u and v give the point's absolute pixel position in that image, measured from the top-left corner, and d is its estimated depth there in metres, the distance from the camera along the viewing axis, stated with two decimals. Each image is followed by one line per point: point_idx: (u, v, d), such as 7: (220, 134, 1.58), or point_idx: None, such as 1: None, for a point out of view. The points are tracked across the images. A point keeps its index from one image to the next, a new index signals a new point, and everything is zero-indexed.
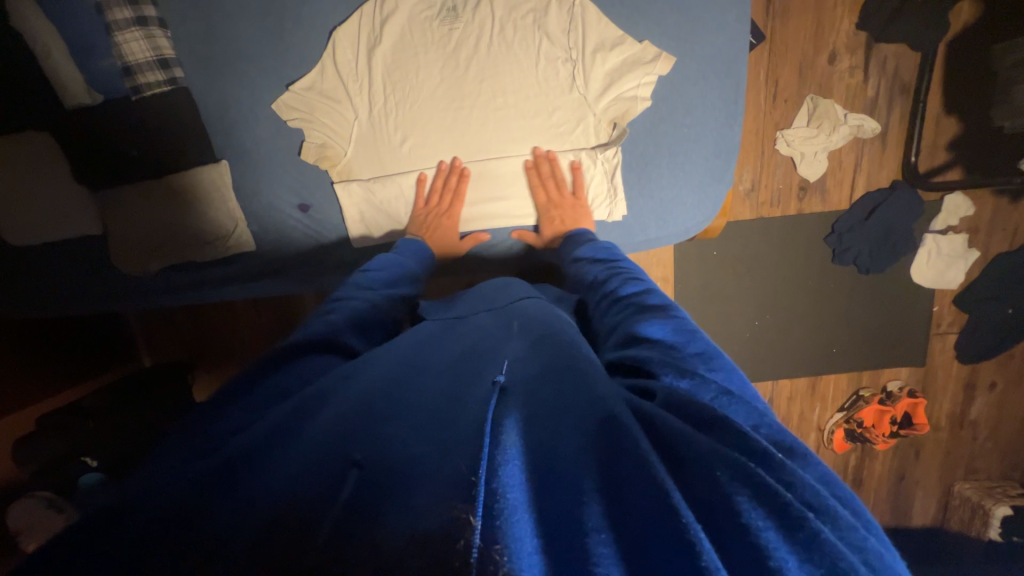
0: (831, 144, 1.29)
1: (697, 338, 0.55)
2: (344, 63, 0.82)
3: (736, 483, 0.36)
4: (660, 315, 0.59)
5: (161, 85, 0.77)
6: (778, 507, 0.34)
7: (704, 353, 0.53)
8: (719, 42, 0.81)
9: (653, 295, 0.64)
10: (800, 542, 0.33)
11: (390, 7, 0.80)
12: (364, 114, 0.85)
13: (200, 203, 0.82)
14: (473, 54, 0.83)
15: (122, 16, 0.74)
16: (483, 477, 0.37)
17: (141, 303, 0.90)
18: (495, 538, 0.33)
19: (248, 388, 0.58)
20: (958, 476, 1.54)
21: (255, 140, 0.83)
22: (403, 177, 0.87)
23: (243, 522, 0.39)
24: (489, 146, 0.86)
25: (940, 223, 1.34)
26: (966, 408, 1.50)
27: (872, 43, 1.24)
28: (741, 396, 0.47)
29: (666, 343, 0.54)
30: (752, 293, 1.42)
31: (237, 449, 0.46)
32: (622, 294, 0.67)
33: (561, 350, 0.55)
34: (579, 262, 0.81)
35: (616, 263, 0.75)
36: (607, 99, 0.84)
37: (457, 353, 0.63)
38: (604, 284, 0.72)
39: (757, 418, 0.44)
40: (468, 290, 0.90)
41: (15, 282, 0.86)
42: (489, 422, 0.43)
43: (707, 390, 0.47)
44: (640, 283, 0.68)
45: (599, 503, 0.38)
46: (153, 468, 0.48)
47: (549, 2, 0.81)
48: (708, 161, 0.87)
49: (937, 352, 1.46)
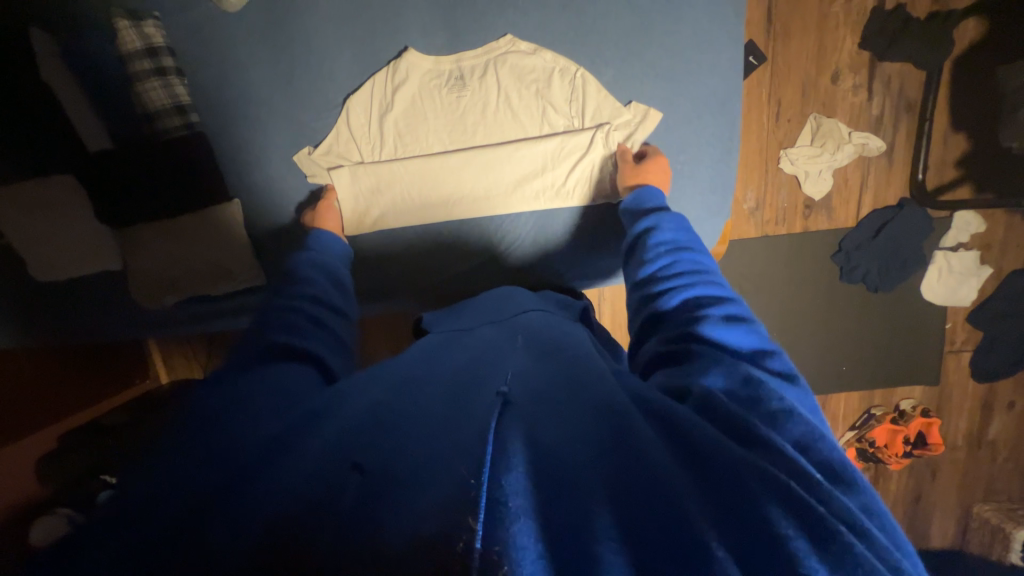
0: (835, 163, 1.29)
1: (773, 355, 0.55)
2: (357, 128, 0.85)
3: (766, 492, 0.39)
4: (735, 321, 0.58)
5: (180, 131, 0.81)
6: (812, 521, 0.37)
7: (778, 372, 0.53)
8: (714, 79, 0.83)
9: (726, 302, 0.61)
10: (834, 553, 0.36)
11: (402, 76, 0.82)
12: (367, 180, 0.87)
13: (212, 240, 0.85)
14: (480, 121, 0.84)
15: (144, 67, 0.78)
16: (484, 482, 0.38)
17: (160, 331, 0.94)
18: (496, 540, 0.35)
19: (247, 393, 0.59)
20: (978, 497, 1.50)
21: (267, 178, 0.87)
22: (409, 229, 0.90)
23: (240, 536, 0.39)
24: (491, 205, 0.88)
25: (950, 240, 1.32)
26: (985, 427, 1.46)
27: (875, 62, 1.24)
28: (802, 414, 0.47)
29: (747, 362, 0.53)
30: (758, 312, 1.41)
31: (249, 457, 0.48)
32: (692, 293, 0.63)
33: (569, 363, 0.57)
34: (643, 239, 0.74)
35: (686, 248, 0.69)
36: (589, 168, 0.86)
37: (459, 364, 0.62)
38: (663, 267, 0.69)
39: (816, 440, 0.45)
40: (468, 299, 0.89)
41: (46, 309, 0.90)
42: (494, 426, 0.44)
43: (765, 406, 0.47)
44: (715, 279, 0.65)
45: (605, 510, 0.39)
46: (158, 472, 0.49)
47: (552, 73, 0.82)
48: (703, 195, 0.88)
49: (952, 370, 1.43)
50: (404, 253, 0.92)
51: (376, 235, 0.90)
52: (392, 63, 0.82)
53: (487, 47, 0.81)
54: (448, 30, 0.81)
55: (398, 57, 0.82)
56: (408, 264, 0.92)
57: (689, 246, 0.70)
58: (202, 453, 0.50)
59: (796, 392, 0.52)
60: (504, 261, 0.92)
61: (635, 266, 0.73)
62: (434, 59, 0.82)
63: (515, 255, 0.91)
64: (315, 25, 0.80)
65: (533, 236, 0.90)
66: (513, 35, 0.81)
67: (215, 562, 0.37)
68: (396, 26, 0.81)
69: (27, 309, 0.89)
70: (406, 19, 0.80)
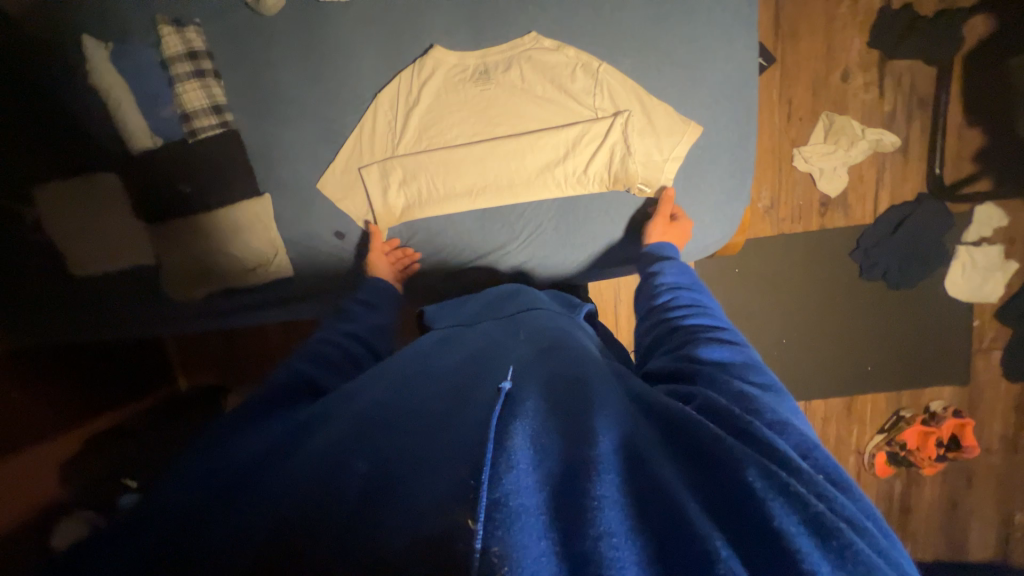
0: (850, 159, 1.29)
1: (764, 375, 0.56)
2: (384, 124, 0.88)
3: (768, 489, 0.39)
4: (728, 343, 0.61)
5: (214, 129, 0.86)
6: (813, 518, 0.37)
7: (768, 388, 0.55)
8: (730, 68, 0.85)
9: (723, 330, 0.64)
10: (834, 549, 0.35)
11: (428, 72, 0.86)
12: (396, 173, 0.89)
13: (242, 234, 0.88)
14: (503, 113, 0.87)
15: (184, 70, 0.83)
16: (484, 483, 0.37)
17: (187, 326, 0.96)
18: (494, 541, 0.34)
19: (259, 410, 0.59)
20: (1019, 505, 1.43)
21: (294, 175, 0.89)
22: (435, 218, 0.92)
23: (240, 540, 0.40)
24: (515, 192, 0.89)
25: (972, 235, 1.31)
26: (1021, 430, 1.41)
27: (885, 60, 1.25)
28: (794, 425, 0.48)
29: (741, 383, 0.54)
30: (777, 311, 1.39)
31: (249, 461, 0.49)
32: (690, 324, 0.67)
33: (570, 364, 0.56)
34: (651, 280, 0.79)
35: (686, 289, 0.74)
36: (609, 157, 0.87)
37: (462, 359, 0.62)
38: (667, 303, 0.73)
39: (807, 448, 0.46)
40: (473, 295, 0.89)
41: (85, 306, 0.92)
42: (493, 426, 0.43)
43: (761, 413, 0.49)
44: (714, 312, 0.69)
45: (614, 509, 0.38)
46: (177, 480, 0.50)
47: (574, 67, 0.85)
48: (724, 180, 0.89)
49: (982, 369, 1.39)
50: (428, 245, 0.93)
51: (403, 225, 0.92)
52: (418, 60, 0.85)
53: (511, 44, 0.84)
54: (470, 29, 0.84)
55: (424, 55, 0.85)
56: (431, 254, 0.94)
57: (691, 286, 0.74)
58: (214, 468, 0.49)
59: (790, 411, 0.52)
60: (522, 254, 0.93)
61: (643, 304, 0.78)
62: (459, 54, 0.85)
63: (530, 250, 0.92)
64: (344, 28, 0.84)
65: (553, 230, 0.91)
66: (537, 32, 0.84)
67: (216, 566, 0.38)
68: (420, 27, 0.84)
69: (66, 307, 0.92)
70: (431, 19, 0.84)
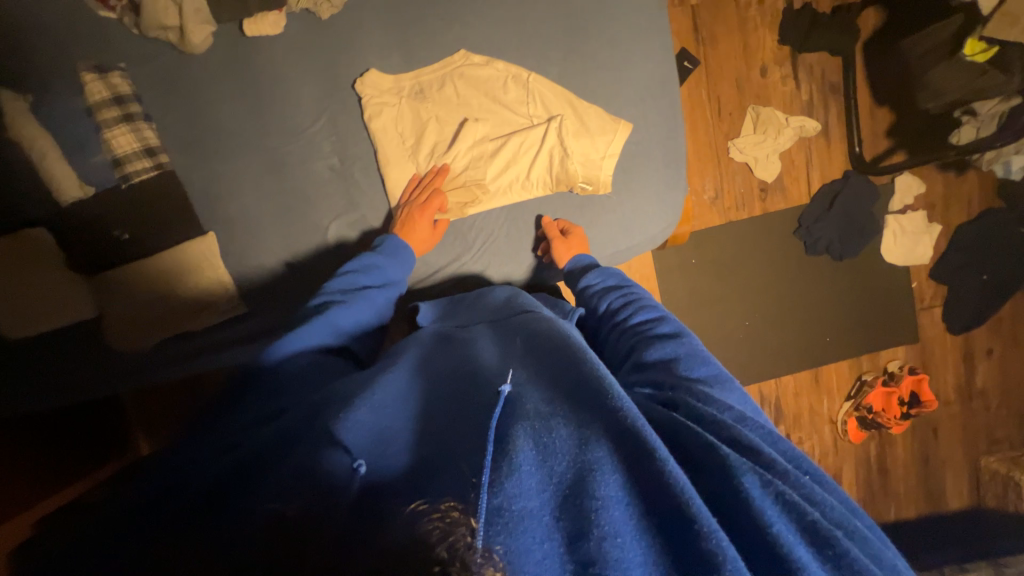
0: (780, 146, 1.38)
1: (711, 366, 0.62)
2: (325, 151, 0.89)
3: (765, 495, 0.40)
4: (670, 340, 0.65)
5: (148, 172, 0.84)
6: (809, 525, 0.39)
7: (715, 379, 0.60)
8: (654, 69, 0.91)
9: (664, 322, 0.70)
10: (829, 557, 0.37)
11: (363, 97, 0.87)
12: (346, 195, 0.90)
13: (188, 275, 0.85)
14: (442, 128, 0.90)
15: (111, 116, 0.82)
16: (484, 487, 0.38)
17: (136, 381, 0.90)
18: (495, 539, 0.35)
19: (271, 405, 0.60)
20: (982, 450, 1.52)
21: (239, 209, 0.88)
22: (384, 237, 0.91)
23: (240, 532, 0.41)
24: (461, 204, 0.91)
25: (897, 204, 1.42)
26: (972, 378, 1.50)
27: (796, 54, 1.37)
28: (757, 420, 0.52)
29: (702, 380, 0.58)
30: (737, 295, 1.44)
31: (255, 452, 0.51)
32: (634, 322, 0.72)
33: (570, 360, 0.55)
34: (587, 291, 0.82)
35: (628, 288, 0.78)
36: (549, 160, 0.90)
37: (456, 364, 0.62)
38: (610, 307, 0.77)
39: (776, 440, 0.49)
40: (451, 300, 0.89)
41: (14, 369, 0.87)
42: (494, 434, 0.44)
43: (725, 408, 0.52)
44: (651, 303, 0.74)
45: (617, 508, 0.39)
46: (180, 466, 0.52)
47: (507, 79, 0.89)
48: (660, 171, 0.93)
49: (929, 326, 1.49)
50: None
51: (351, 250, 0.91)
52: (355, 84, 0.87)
53: (443, 62, 0.88)
54: (403, 51, 0.87)
55: (360, 78, 0.87)
56: None
57: (625, 283, 0.80)
58: (217, 465, 0.49)
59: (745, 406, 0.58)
60: (479, 263, 0.94)
61: (586, 306, 0.81)
62: (393, 77, 0.87)
63: (484, 259, 0.94)
64: (279, 60, 0.85)
65: (502, 237, 0.93)
66: (466, 50, 0.88)
67: (218, 556, 0.40)
68: (354, 53, 0.86)
69: (8, 369, 0.86)
70: (363, 46, 0.86)
